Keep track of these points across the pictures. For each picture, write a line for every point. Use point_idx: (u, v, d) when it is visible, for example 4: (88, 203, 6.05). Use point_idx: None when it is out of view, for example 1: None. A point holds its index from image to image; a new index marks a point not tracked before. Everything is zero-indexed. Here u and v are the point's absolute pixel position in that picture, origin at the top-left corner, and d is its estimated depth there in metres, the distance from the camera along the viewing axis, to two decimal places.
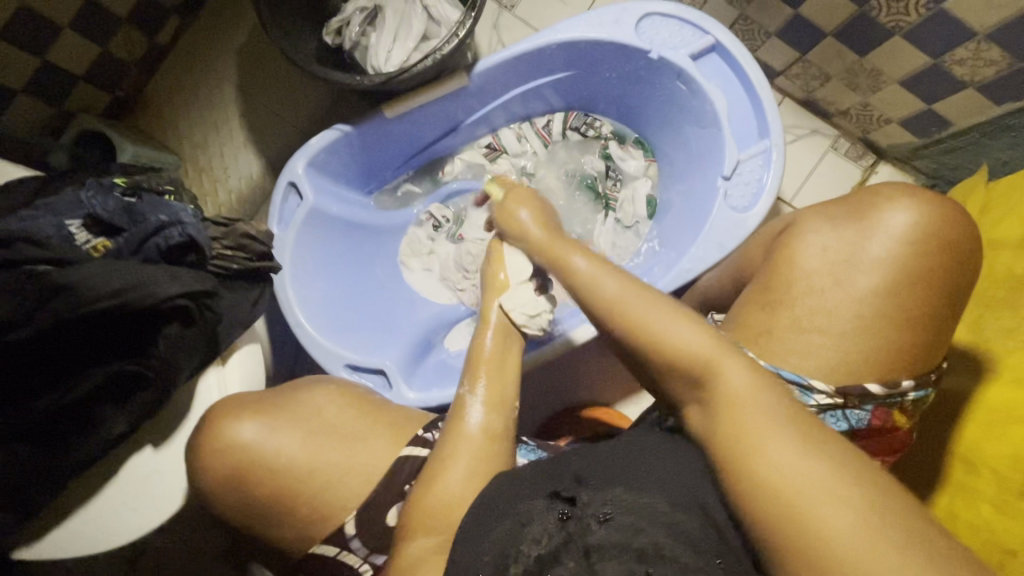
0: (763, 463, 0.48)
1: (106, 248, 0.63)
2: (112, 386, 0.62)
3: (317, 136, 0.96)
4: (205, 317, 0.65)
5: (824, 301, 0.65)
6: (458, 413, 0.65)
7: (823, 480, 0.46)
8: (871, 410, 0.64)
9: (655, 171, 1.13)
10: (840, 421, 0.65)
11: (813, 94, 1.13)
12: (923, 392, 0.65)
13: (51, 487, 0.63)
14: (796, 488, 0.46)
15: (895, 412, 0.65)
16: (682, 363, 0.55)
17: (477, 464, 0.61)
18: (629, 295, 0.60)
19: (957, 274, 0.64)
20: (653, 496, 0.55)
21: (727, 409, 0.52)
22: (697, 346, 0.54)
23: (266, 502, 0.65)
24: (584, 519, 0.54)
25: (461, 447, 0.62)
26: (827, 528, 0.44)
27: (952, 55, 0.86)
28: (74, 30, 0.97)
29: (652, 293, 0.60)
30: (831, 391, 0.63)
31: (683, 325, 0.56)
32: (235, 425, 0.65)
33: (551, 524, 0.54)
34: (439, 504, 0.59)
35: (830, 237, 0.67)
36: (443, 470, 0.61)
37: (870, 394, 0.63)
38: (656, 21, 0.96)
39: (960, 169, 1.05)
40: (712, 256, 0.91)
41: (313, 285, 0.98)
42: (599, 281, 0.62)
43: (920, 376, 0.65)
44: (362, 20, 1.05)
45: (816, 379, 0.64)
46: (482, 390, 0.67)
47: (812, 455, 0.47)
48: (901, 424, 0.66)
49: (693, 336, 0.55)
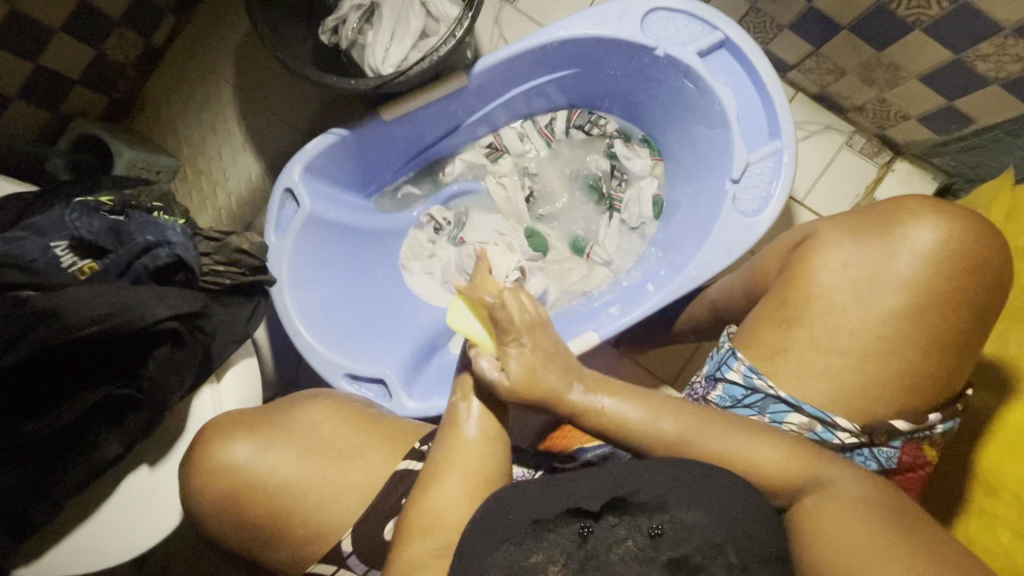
0: (837, 539, 0.52)
1: (93, 270, 0.63)
2: (101, 410, 0.63)
3: (313, 141, 0.94)
4: (196, 339, 0.65)
5: (843, 319, 0.63)
6: (453, 420, 0.64)
7: (879, 551, 0.50)
8: (900, 446, 0.63)
9: (661, 170, 1.09)
10: (867, 459, 0.64)
11: (827, 88, 1.08)
12: (950, 424, 0.64)
13: (48, 511, 0.63)
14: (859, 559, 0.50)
15: (924, 446, 0.64)
16: (780, 476, 0.57)
17: (476, 468, 0.60)
18: (696, 434, 0.59)
19: (980, 291, 0.61)
20: (697, 511, 0.52)
21: (827, 511, 0.55)
22: (786, 460, 0.57)
23: (260, 524, 0.65)
24: (627, 533, 0.53)
25: (456, 452, 0.61)
26: None
27: (976, 51, 0.81)
28: (68, 34, 0.95)
29: (718, 422, 0.60)
30: (857, 430, 0.63)
31: (763, 442, 0.58)
32: (228, 446, 0.65)
33: (569, 541, 0.53)
34: (437, 511, 0.58)
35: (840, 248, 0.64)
36: (442, 476, 0.59)
37: (896, 431, 0.62)
38: (663, 17, 0.92)
39: (982, 168, 1.00)
40: (720, 262, 0.88)
41: (312, 292, 0.97)
42: (656, 425, 0.59)
43: (946, 407, 0.63)
44: (358, 18, 1.02)
45: (840, 416, 0.63)
46: (475, 405, 0.64)
47: (885, 532, 0.51)
48: (929, 458, 0.65)
49: (775, 455, 0.57)
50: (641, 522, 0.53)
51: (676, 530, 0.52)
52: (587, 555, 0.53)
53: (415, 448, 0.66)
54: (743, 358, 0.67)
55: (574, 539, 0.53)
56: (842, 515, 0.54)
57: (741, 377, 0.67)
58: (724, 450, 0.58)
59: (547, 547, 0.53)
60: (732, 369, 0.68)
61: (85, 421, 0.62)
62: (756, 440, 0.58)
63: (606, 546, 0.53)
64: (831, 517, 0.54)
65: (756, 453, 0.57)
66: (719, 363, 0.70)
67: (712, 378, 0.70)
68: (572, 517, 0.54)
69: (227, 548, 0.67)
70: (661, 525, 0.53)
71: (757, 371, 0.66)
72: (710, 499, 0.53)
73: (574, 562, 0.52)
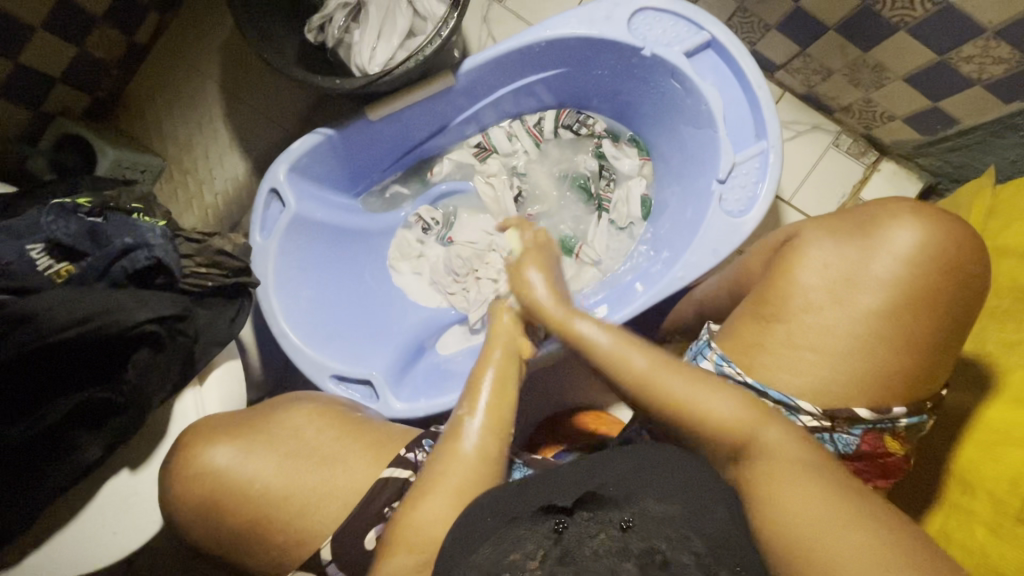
0: (786, 512, 0.51)
1: (69, 274, 0.63)
2: (81, 416, 0.62)
3: (299, 141, 0.93)
4: (176, 341, 0.64)
5: (824, 318, 0.63)
6: (455, 432, 0.63)
7: (831, 522, 0.49)
8: (860, 434, 0.63)
9: (650, 170, 1.09)
10: (828, 445, 0.64)
11: (814, 88, 1.09)
12: (916, 418, 0.63)
13: (28, 515, 0.63)
14: (808, 531, 0.49)
15: (887, 437, 0.63)
16: (722, 430, 0.58)
17: (470, 482, 0.60)
18: (662, 372, 0.61)
19: (959, 292, 0.61)
20: (666, 503, 0.52)
21: (764, 469, 0.54)
22: (735, 415, 0.58)
23: (241, 529, 0.64)
24: (601, 528, 0.52)
25: (453, 465, 0.60)
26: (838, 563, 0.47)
27: (959, 52, 0.82)
28: (49, 32, 0.94)
29: (686, 368, 0.61)
30: (819, 414, 0.63)
31: (718, 395, 0.59)
32: (209, 451, 0.64)
33: (545, 537, 0.53)
34: (424, 526, 0.57)
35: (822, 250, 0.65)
36: (431, 493, 0.59)
37: (859, 419, 0.62)
38: (649, 16, 0.92)
39: (966, 168, 1.01)
40: (707, 263, 0.89)
41: (298, 293, 0.96)
42: (628, 357, 0.63)
43: (914, 402, 0.63)
44: (345, 16, 1.02)
45: (805, 401, 0.63)
46: (482, 411, 0.64)
47: (825, 505, 0.50)
48: (894, 450, 0.64)
49: (730, 409, 0.58)
50: (612, 517, 0.53)
51: (648, 522, 0.51)
52: (563, 551, 0.51)
53: (400, 454, 0.66)
54: (717, 347, 0.69)
55: (551, 537, 0.52)
56: (780, 476, 0.53)
57: (713, 365, 0.68)
58: (690, 398, 0.59)
59: (522, 544, 0.52)
60: (706, 358, 0.69)
61: (66, 426, 0.61)
62: (717, 395, 0.59)
63: (578, 539, 0.52)
64: (768, 481, 0.54)
65: (712, 406, 0.58)
66: (694, 355, 0.72)
67: None
68: (545, 514, 0.54)
69: (208, 553, 0.67)
70: (631, 518, 0.52)
71: (729, 359, 0.67)
72: (679, 489, 0.53)
73: (552, 558, 0.51)
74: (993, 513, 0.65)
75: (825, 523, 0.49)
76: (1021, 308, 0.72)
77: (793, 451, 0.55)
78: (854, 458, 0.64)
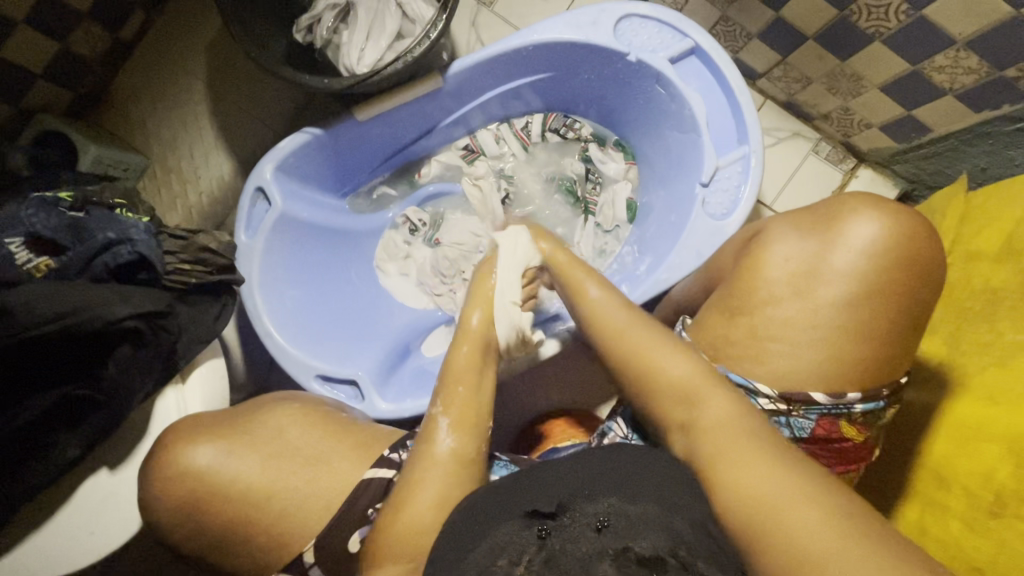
0: (741, 478, 0.54)
1: (48, 267, 0.62)
2: (58, 412, 0.61)
3: (286, 139, 0.93)
4: (159, 339, 0.63)
5: (791, 314, 0.64)
6: (429, 437, 0.64)
7: (784, 486, 0.53)
8: (815, 419, 0.64)
9: (636, 174, 1.11)
10: (784, 428, 0.65)
11: (795, 96, 1.11)
12: (873, 405, 0.63)
13: (0, 514, 0.61)
14: (765, 495, 0.52)
15: (842, 424, 0.64)
16: (670, 390, 0.61)
17: (446, 493, 0.59)
18: (633, 330, 0.65)
19: (929, 291, 0.64)
20: (641, 502, 0.53)
21: (708, 433, 0.58)
22: (683, 376, 0.61)
23: (223, 529, 0.64)
24: (581, 529, 0.51)
25: (429, 471, 0.61)
26: (794, 519, 0.50)
27: (932, 62, 0.84)
28: (30, 26, 0.92)
29: (653, 326, 0.66)
30: (776, 396, 0.64)
31: (667, 353, 0.62)
32: (190, 451, 0.64)
33: (529, 542, 0.51)
34: (408, 534, 0.58)
35: (804, 252, 0.66)
36: (411, 497, 0.59)
37: (814, 403, 0.63)
38: (635, 22, 0.93)
39: (939, 174, 1.04)
40: (690, 264, 0.90)
41: (283, 292, 0.96)
42: (610, 315, 0.68)
43: (874, 390, 0.63)
44: (334, 18, 1.02)
45: (763, 383, 0.64)
46: (452, 413, 0.65)
47: (774, 467, 0.54)
48: (850, 436, 0.64)
49: (682, 367, 0.61)
50: (590, 514, 0.52)
51: (626, 523, 0.51)
52: (548, 557, 0.49)
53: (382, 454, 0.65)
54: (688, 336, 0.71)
55: (535, 542, 0.51)
56: (737, 451, 0.56)
57: None
58: (652, 362, 0.62)
59: (508, 549, 0.51)
60: None
61: (41, 423, 0.60)
62: (676, 359, 0.62)
63: (565, 543, 0.50)
64: (724, 457, 0.56)
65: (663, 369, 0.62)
66: None
67: None
68: (530, 518, 0.53)
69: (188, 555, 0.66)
70: (607, 518, 0.51)
71: (697, 346, 0.69)
72: (653, 492, 0.54)
73: (537, 563, 0.49)
74: (967, 508, 0.66)
75: (766, 484, 0.53)
76: (991, 309, 0.74)
77: (736, 418, 0.58)
78: (809, 442, 0.65)
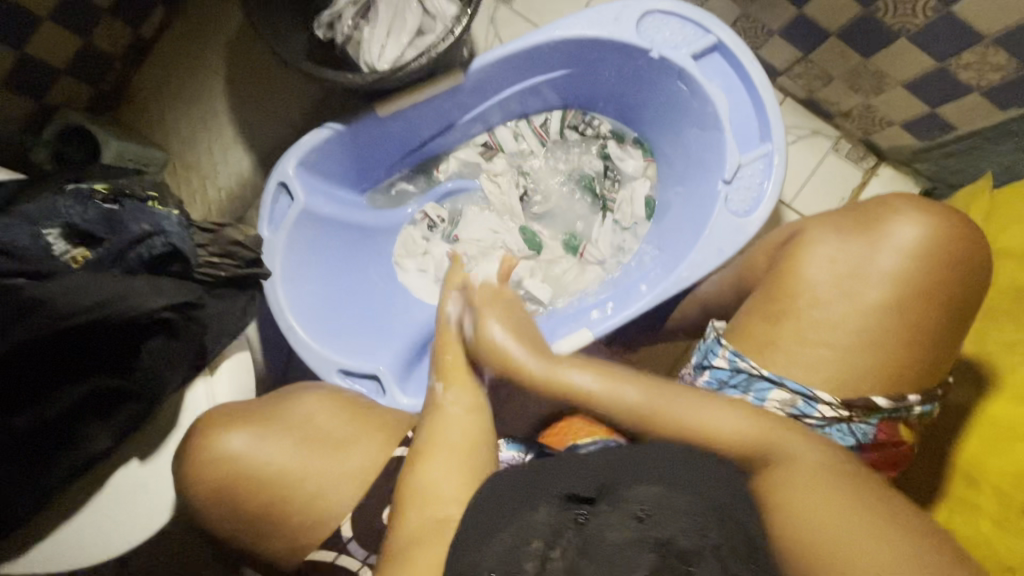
0: (801, 520, 0.52)
1: (86, 258, 0.62)
2: (90, 403, 0.61)
3: (308, 135, 0.94)
4: (189, 330, 0.65)
5: (828, 312, 0.65)
6: (434, 404, 0.66)
7: (849, 521, 0.51)
8: (876, 424, 0.64)
9: (654, 171, 1.11)
10: (845, 435, 0.65)
11: (815, 94, 1.11)
12: (930, 406, 0.65)
13: (33, 504, 0.62)
14: (828, 535, 0.50)
15: (901, 426, 0.65)
16: (722, 446, 0.59)
17: (460, 441, 0.62)
18: (621, 388, 0.62)
19: (961, 287, 0.63)
20: (685, 495, 0.50)
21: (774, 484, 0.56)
22: (740, 429, 0.59)
23: (255, 516, 0.64)
24: (617, 517, 0.49)
25: (439, 441, 0.62)
26: (856, 557, 0.49)
27: (959, 59, 0.84)
28: (54, 22, 0.93)
29: (664, 387, 0.63)
30: (837, 403, 0.64)
31: (722, 410, 0.60)
32: (223, 437, 0.64)
33: (565, 525, 0.51)
34: (422, 488, 0.59)
35: (838, 251, 0.66)
36: (428, 451, 0.61)
37: (876, 407, 0.63)
38: (657, 19, 0.93)
39: (962, 173, 1.03)
40: (712, 262, 0.90)
41: (305, 288, 0.96)
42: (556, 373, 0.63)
43: (927, 390, 0.65)
44: (354, 13, 1.02)
45: (821, 390, 0.64)
46: (464, 396, 0.67)
47: (845, 503, 0.52)
48: (905, 439, 0.65)
49: (735, 425, 0.59)
50: (632, 503, 0.50)
51: (663, 509, 0.49)
52: (584, 542, 0.48)
53: (405, 437, 0.67)
54: (729, 344, 0.70)
55: (573, 526, 0.50)
56: (822, 490, 0.54)
57: (726, 361, 0.69)
58: (698, 418, 0.60)
59: (540, 530, 0.50)
60: (717, 355, 0.70)
61: (73, 414, 0.61)
62: (725, 414, 0.60)
63: (599, 527, 0.49)
64: (784, 497, 0.55)
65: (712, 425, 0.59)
66: (704, 353, 0.73)
67: (699, 366, 0.73)
68: (568, 504, 0.53)
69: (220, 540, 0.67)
70: (648, 507, 0.49)
71: (740, 354, 0.68)
72: (684, 480, 0.52)
73: (573, 550, 0.48)
74: (999, 507, 0.66)
75: (834, 523, 0.51)
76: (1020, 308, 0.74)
77: (813, 459, 0.57)
78: (872, 449, 0.65)
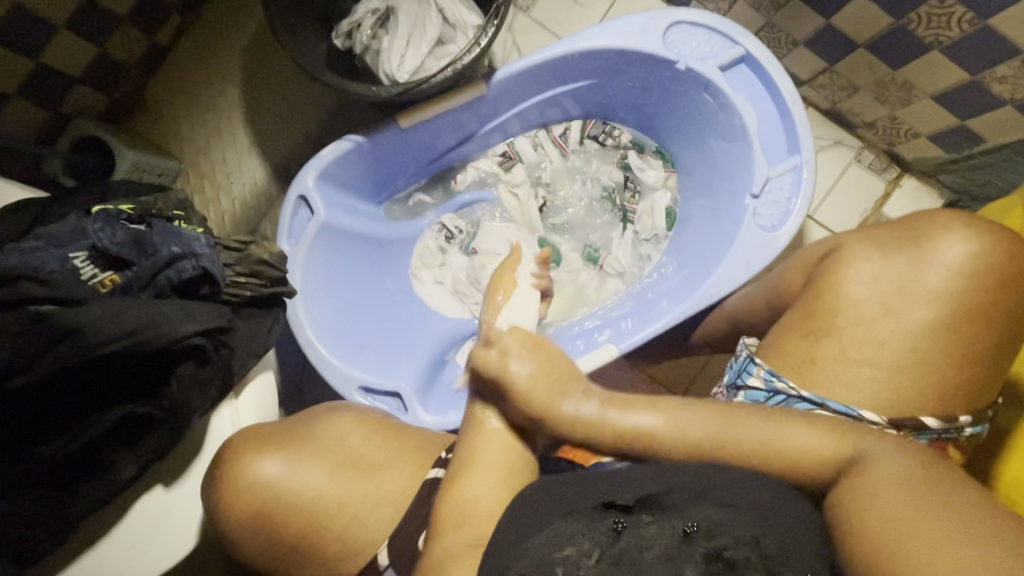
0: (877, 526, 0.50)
1: (115, 283, 0.61)
2: (117, 431, 0.61)
3: (328, 148, 0.92)
4: (220, 355, 0.63)
5: (870, 331, 0.64)
6: (474, 420, 0.62)
7: (949, 526, 0.48)
8: (926, 444, 0.62)
9: (675, 182, 1.09)
10: None
11: (839, 105, 1.09)
12: (979, 427, 0.64)
13: (58, 533, 0.61)
14: (905, 545, 0.48)
15: (949, 447, 0.63)
16: (801, 468, 0.55)
17: (507, 459, 0.58)
18: (725, 433, 0.56)
19: (1005, 310, 0.62)
20: (733, 505, 0.52)
21: (856, 496, 0.53)
22: (814, 443, 0.55)
23: (292, 541, 0.66)
24: (660, 532, 0.51)
25: (487, 450, 0.59)
26: (959, 572, 0.45)
27: (993, 72, 0.83)
28: (70, 32, 0.92)
29: (755, 410, 0.58)
30: (884, 422, 0.62)
31: (794, 431, 0.56)
32: (259, 463, 0.65)
33: (603, 535, 0.51)
34: (468, 502, 0.56)
35: (883, 269, 0.65)
36: (471, 469, 0.58)
37: (926, 428, 0.62)
38: (684, 30, 0.92)
39: (988, 185, 1.02)
40: (739, 277, 0.89)
41: (324, 301, 0.95)
42: (660, 438, 0.56)
43: (977, 412, 0.63)
44: (373, 23, 1.01)
45: (867, 410, 0.62)
46: (499, 400, 0.62)
47: (936, 508, 0.50)
48: (954, 461, 0.64)
49: (811, 436, 0.56)
50: (677, 519, 0.51)
51: (712, 524, 0.51)
52: (620, 553, 0.50)
53: (439, 458, 0.66)
54: (764, 362, 0.68)
55: (608, 536, 0.51)
56: (897, 494, 0.52)
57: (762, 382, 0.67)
58: (740, 435, 0.56)
59: (574, 539, 0.51)
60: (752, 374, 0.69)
61: (101, 442, 0.60)
62: (801, 431, 0.56)
63: (639, 542, 0.50)
64: (872, 512, 0.51)
65: (783, 445, 0.55)
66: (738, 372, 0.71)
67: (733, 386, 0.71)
68: (607, 511, 0.53)
69: (256, 566, 0.68)
70: (696, 523, 0.51)
71: (777, 374, 0.66)
72: (733, 495, 0.53)
73: (607, 558, 0.50)
74: None
75: (943, 524, 0.48)
76: None
77: (896, 467, 0.54)
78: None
